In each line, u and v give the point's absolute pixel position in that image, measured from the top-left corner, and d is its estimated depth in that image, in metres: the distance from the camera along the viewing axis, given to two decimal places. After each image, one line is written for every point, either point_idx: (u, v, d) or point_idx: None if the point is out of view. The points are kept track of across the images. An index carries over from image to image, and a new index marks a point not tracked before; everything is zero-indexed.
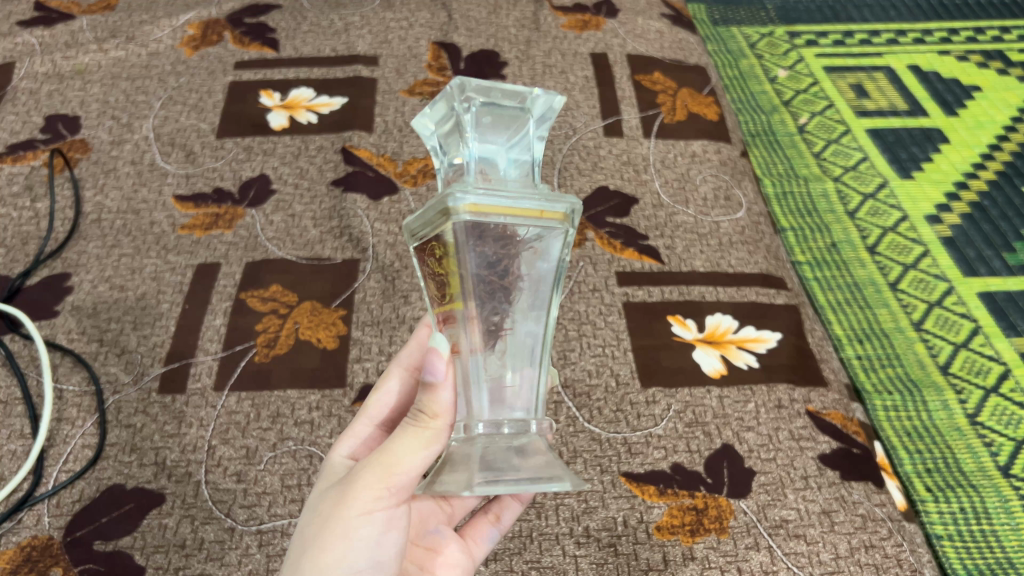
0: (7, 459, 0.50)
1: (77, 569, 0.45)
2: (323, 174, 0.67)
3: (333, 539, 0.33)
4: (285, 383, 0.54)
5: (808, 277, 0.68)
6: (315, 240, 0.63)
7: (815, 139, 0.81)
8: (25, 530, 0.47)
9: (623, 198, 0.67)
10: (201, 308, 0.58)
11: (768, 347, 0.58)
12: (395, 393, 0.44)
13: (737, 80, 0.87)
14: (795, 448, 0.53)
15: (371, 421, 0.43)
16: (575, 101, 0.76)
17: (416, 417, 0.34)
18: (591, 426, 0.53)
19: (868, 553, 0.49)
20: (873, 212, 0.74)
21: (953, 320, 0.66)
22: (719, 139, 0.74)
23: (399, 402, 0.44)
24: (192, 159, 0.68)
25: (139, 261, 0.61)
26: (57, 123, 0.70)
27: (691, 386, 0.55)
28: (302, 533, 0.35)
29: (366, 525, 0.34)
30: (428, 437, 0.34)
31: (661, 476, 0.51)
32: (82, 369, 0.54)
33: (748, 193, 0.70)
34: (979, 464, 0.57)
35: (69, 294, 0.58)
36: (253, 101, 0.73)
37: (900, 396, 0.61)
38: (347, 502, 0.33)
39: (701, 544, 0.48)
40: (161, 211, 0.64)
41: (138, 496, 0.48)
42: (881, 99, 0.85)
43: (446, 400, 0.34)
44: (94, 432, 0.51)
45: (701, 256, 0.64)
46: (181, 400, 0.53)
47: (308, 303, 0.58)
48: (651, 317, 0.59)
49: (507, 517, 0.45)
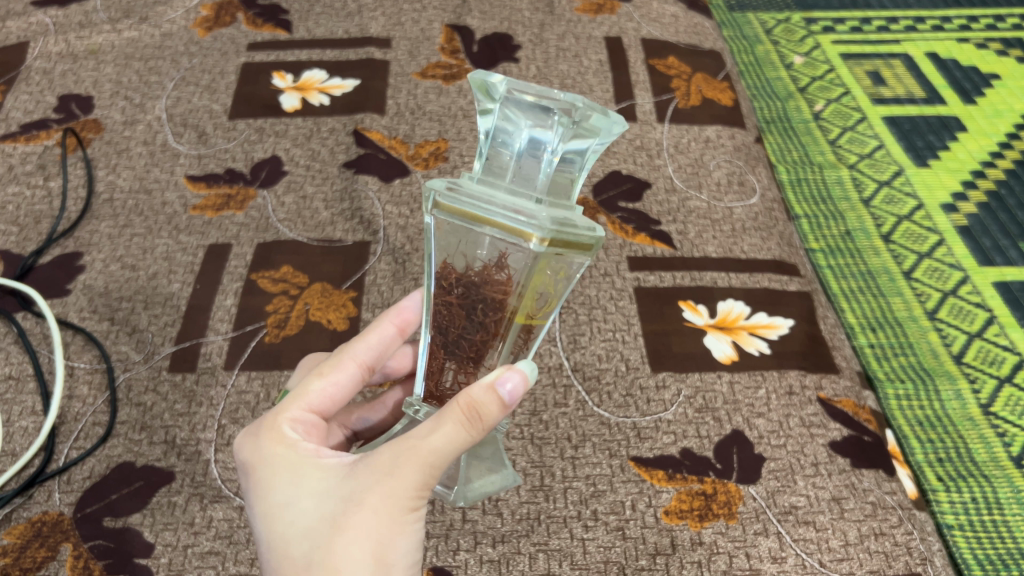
0: (19, 436, 0.50)
1: (87, 545, 0.46)
2: (335, 156, 0.67)
3: (390, 538, 0.34)
4: (295, 364, 0.54)
5: (822, 265, 0.67)
6: (327, 222, 0.63)
7: (830, 126, 0.80)
8: (37, 505, 0.47)
9: (636, 182, 0.67)
10: (212, 288, 0.58)
11: (780, 333, 0.58)
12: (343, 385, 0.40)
13: (752, 66, 0.86)
14: (806, 435, 0.52)
15: (308, 407, 0.39)
16: (588, 85, 0.75)
17: (470, 418, 0.33)
18: (600, 410, 0.53)
19: (878, 540, 0.48)
20: (888, 200, 0.73)
21: (968, 310, 0.65)
22: (733, 124, 0.73)
23: (341, 395, 0.41)
24: (204, 140, 0.68)
25: (151, 241, 0.61)
26: (71, 103, 0.70)
27: (701, 371, 0.55)
28: (334, 527, 0.33)
29: (414, 519, 0.35)
30: (471, 438, 0.34)
31: (670, 461, 0.51)
32: (94, 347, 0.55)
33: (763, 179, 0.69)
34: (991, 455, 0.57)
35: (80, 273, 0.59)
36: (266, 83, 0.73)
37: (912, 385, 0.60)
38: (404, 500, 0.34)
39: (710, 529, 0.48)
40: (173, 191, 0.64)
41: (148, 474, 0.49)
42: (898, 86, 0.84)
43: (498, 419, 0.34)
44: (105, 410, 0.51)
45: (714, 241, 0.64)
46: (191, 378, 0.53)
47: (319, 285, 0.58)
48: (663, 303, 0.59)
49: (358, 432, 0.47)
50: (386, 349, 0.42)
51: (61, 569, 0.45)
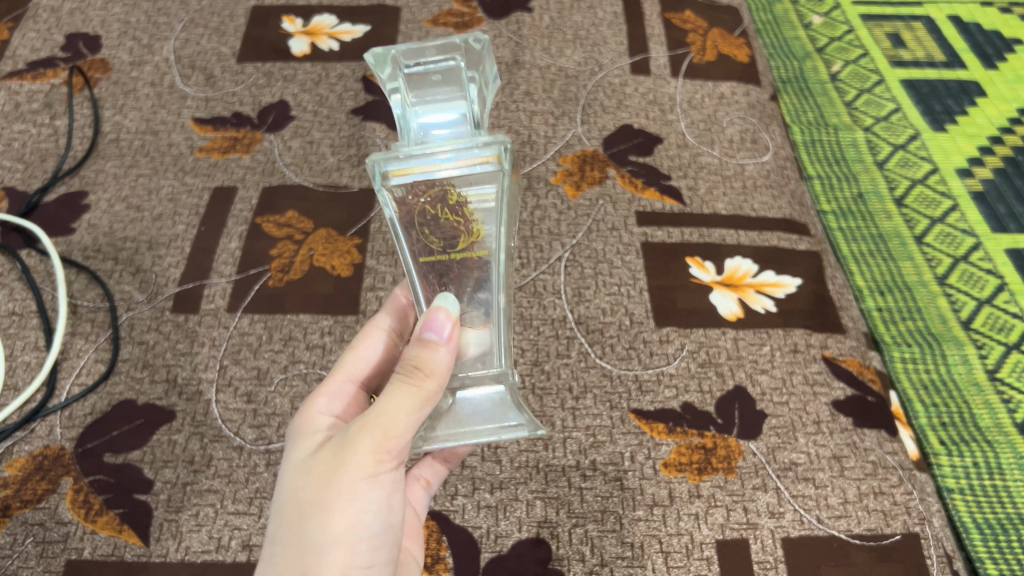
0: (22, 370, 0.50)
1: (87, 479, 0.46)
2: (343, 102, 0.67)
3: (357, 491, 0.33)
4: (299, 308, 0.54)
5: (833, 227, 0.67)
6: (333, 168, 0.62)
7: (847, 88, 0.78)
8: (38, 439, 0.47)
9: (647, 137, 0.66)
10: (216, 231, 0.58)
11: (787, 292, 0.57)
12: (373, 358, 0.44)
13: (770, 24, 0.84)
14: (808, 393, 0.52)
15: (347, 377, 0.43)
16: (602, 37, 0.74)
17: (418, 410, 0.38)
18: (602, 362, 0.53)
19: (877, 499, 0.48)
20: (903, 164, 0.72)
21: (979, 276, 0.65)
22: (748, 81, 0.72)
23: (375, 367, 0.44)
24: (212, 83, 0.67)
25: (156, 182, 0.60)
26: (78, 42, 0.70)
27: (706, 327, 0.55)
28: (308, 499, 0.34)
29: (372, 489, 0.34)
30: (424, 408, 0.34)
31: (671, 414, 0.50)
32: (97, 286, 0.55)
33: (776, 137, 0.68)
34: (996, 421, 0.56)
35: (85, 212, 0.58)
36: (276, 27, 0.72)
37: (919, 348, 0.60)
38: (349, 466, 0.33)
39: (708, 482, 0.47)
40: (179, 133, 0.63)
41: (149, 412, 0.49)
42: (918, 49, 0.82)
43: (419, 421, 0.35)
44: (108, 347, 0.52)
45: (724, 198, 0.63)
46: (194, 319, 0.53)
47: (323, 230, 0.58)
48: (669, 258, 0.58)
49: (436, 481, 0.45)
50: (383, 361, 0.44)
51: (61, 502, 0.45)
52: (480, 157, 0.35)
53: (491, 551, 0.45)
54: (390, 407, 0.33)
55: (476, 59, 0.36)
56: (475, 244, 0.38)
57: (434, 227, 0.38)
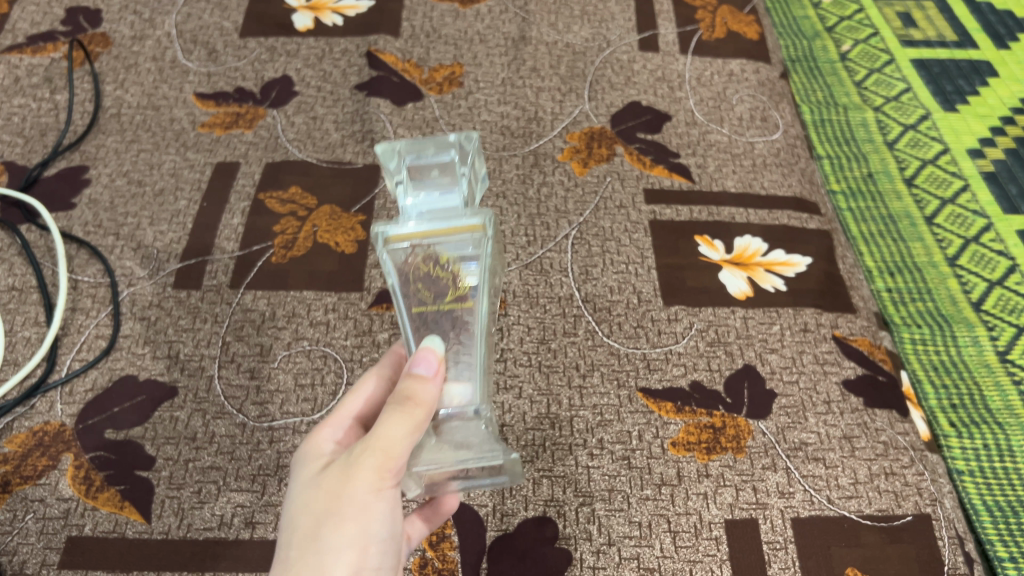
0: (22, 345, 0.50)
1: (87, 456, 0.45)
2: (347, 77, 0.66)
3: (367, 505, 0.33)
4: (302, 285, 0.53)
5: (842, 207, 0.66)
6: (337, 144, 0.61)
7: (857, 67, 0.77)
8: (38, 415, 0.47)
9: (656, 114, 0.65)
10: (219, 207, 0.57)
11: (797, 271, 0.57)
12: (370, 397, 0.41)
13: (779, 3, 0.83)
14: (819, 372, 0.51)
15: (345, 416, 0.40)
16: (610, 13, 0.73)
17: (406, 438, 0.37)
18: (610, 340, 0.52)
19: (888, 480, 0.47)
20: (913, 144, 0.71)
21: (990, 257, 0.64)
22: (758, 58, 0.71)
23: (371, 407, 0.41)
24: (214, 58, 0.66)
25: (158, 157, 0.60)
26: (79, 16, 0.69)
27: (715, 306, 0.54)
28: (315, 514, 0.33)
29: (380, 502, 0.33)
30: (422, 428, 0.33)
31: (679, 393, 0.50)
32: (98, 262, 0.54)
33: (786, 115, 0.67)
34: (1007, 403, 0.56)
35: (86, 187, 0.58)
36: (279, 2, 0.71)
37: (929, 330, 0.59)
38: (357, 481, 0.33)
39: (717, 462, 0.47)
40: (181, 108, 0.63)
41: (151, 389, 0.48)
42: (929, 28, 0.81)
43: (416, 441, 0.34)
44: (109, 323, 0.51)
45: (733, 176, 0.62)
46: (196, 295, 0.52)
47: (327, 207, 0.57)
48: (678, 237, 0.58)
49: (418, 536, 0.42)
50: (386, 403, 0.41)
51: (62, 479, 0.44)
52: (467, 226, 0.35)
53: (497, 530, 0.44)
54: (391, 429, 0.32)
55: (470, 152, 0.38)
56: (462, 297, 0.37)
57: (428, 284, 0.37)
